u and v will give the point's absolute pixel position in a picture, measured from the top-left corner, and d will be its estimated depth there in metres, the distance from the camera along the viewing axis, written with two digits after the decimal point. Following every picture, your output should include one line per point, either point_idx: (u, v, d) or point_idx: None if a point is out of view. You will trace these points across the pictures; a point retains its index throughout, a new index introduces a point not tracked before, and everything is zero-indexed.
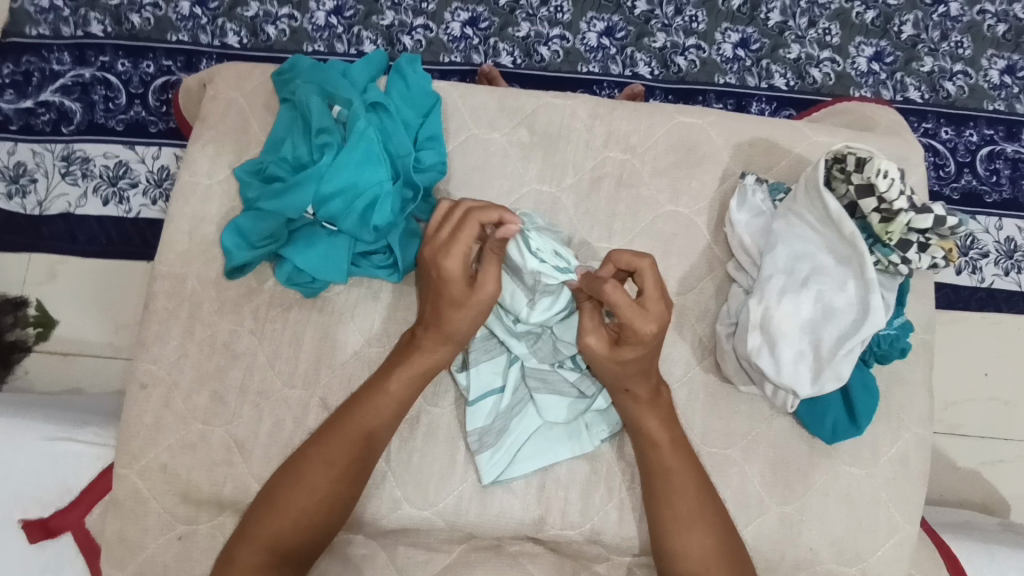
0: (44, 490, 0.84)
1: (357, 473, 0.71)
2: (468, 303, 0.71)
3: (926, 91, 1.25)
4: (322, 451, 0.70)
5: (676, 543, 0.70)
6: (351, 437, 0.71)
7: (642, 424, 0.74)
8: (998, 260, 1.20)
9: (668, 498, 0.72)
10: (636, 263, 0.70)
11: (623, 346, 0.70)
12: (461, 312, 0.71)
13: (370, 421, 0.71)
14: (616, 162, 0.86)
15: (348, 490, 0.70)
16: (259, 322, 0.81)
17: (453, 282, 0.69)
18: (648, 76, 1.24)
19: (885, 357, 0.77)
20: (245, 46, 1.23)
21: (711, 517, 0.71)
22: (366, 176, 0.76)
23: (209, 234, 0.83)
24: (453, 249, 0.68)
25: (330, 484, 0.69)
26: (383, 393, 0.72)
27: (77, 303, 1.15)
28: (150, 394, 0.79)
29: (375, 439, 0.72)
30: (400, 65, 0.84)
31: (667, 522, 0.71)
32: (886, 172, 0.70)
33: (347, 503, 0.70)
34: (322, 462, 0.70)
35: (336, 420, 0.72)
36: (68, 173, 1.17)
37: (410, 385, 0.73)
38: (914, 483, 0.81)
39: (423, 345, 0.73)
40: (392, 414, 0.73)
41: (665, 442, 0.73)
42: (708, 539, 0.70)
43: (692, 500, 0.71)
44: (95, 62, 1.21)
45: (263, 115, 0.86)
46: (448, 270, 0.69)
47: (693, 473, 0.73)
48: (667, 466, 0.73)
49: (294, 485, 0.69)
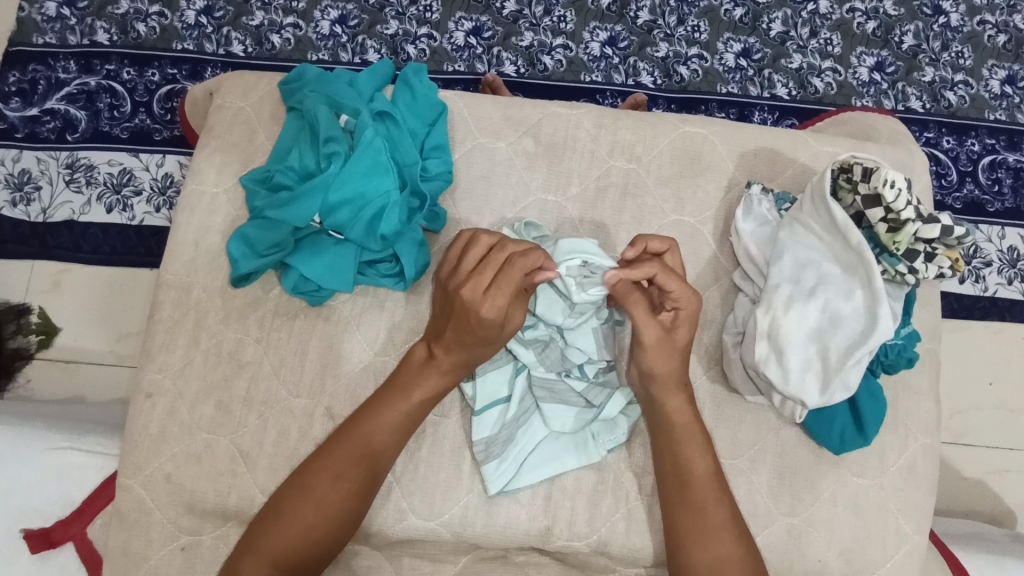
0: (47, 502, 0.83)
1: (364, 486, 0.70)
2: (499, 338, 0.71)
3: (927, 101, 1.25)
4: (331, 462, 0.70)
5: (700, 554, 0.69)
6: (362, 449, 0.70)
7: (669, 432, 0.74)
8: (1002, 269, 1.20)
9: (699, 509, 0.71)
10: (666, 244, 0.73)
11: (679, 328, 0.72)
12: (490, 345, 0.71)
13: (378, 434, 0.71)
14: (620, 171, 0.86)
15: (354, 505, 0.70)
16: (264, 331, 0.80)
17: (491, 327, 0.68)
18: (651, 85, 1.24)
19: (892, 368, 0.76)
20: (249, 54, 1.23)
21: (733, 530, 0.70)
22: (372, 186, 0.76)
23: (215, 242, 0.83)
24: (497, 292, 0.67)
25: (336, 498, 0.69)
26: (392, 408, 0.72)
27: (81, 312, 1.14)
28: (155, 403, 0.79)
29: (384, 458, 0.72)
30: (407, 74, 0.84)
31: (692, 533, 0.70)
32: (893, 183, 0.70)
33: (353, 516, 0.70)
34: (328, 472, 0.69)
35: (348, 431, 0.71)
36: (73, 181, 1.17)
37: (421, 404, 0.73)
38: (922, 493, 0.80)
39: (440, 365, 0.73)
40: (399, 426, 0.72)
41: (690, 451, 0.73)
42: (733, 551, 0.69)
43: (718, 511, 0.71)
44: (101, 70, 1.21)
45: (269, 125, 0.86)
46: (487, 318, 0.67)
47: (718, 485, 0.72)
48: (696, 476, 0.72)
49: (302, 497, 0.68)
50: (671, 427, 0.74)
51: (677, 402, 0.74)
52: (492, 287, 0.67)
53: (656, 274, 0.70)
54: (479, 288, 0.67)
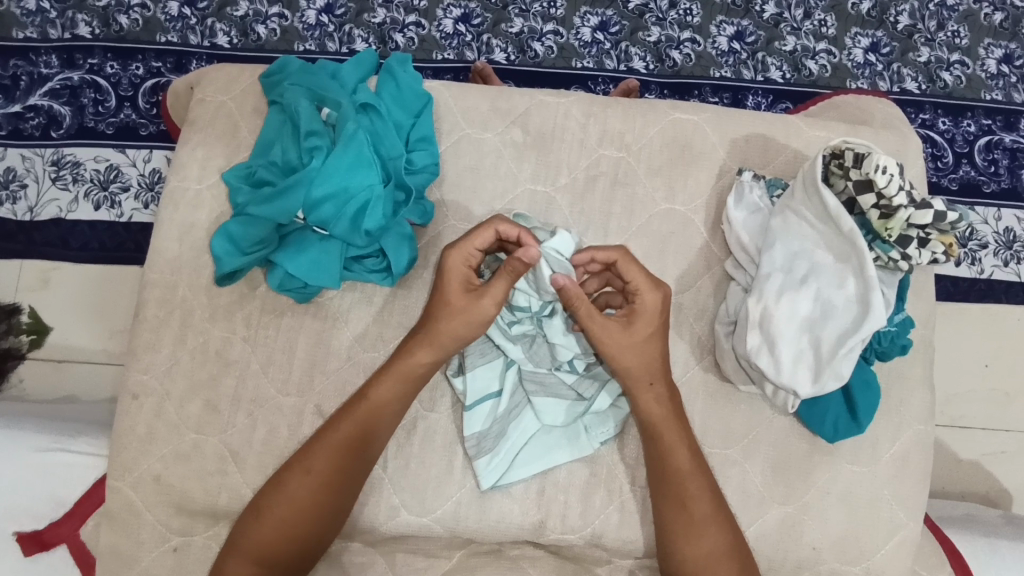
0: (38, 504, 0.83)
1: (333, 481, 0.69)
2: (456, 306, 0.70)
3: (923, 82, 1.24)
4: (305, 460, 0.69)
5: (685, 548, 0.70)
6: (334, 448, 0.69)
7: (657, 431, 0.73)
8: (997, 251, 1.19)
9: (681, 505, 0.71)
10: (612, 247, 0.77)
11: (638, 321, 0.71)
12: (446, 312, 0.71)
13: (349, 428, 0.70)
14: (611, 160, 0.85)
15: (330, 503, 0.69)
16: (251, 329, 0.79)
17: (452, 279, 0.71)
18: (643, 70, 1.22)
19: (886, 355, 0.76)
20: (234, 46, 1.21)
21: (717, 521, 0.71)
22: (356, 180, 0.75)
23: (200, 239, 0.81)
24: (462, 244, 0.71)
25: (312, 496, 0.68)
26: (358, 406, 0.71)
27: (70, 312, 1.13)
28: (143, 404, 0.78)
29: (354, 459, 0.70)
30: (390, 65, 0.83)
31: (679, 527, 0.70)
32: (885, 168, 0.68)
33: (327, 514, 0.69)
34: (302, 470, 0.69)
35: (321, 432, 0.71)
36: (58, 178, 1.16)
37: (386, 394, 0.71)
38: (915, 480, 0.80)
39: (405, 350, 0.73)
40: (368, 418, 0.71)
41: (679, 446, 0.72)
42: (719, 543, 0.70)
43: (702, 505, 0.71)
44: (83, 64, 1.19)
45: (252, 119, 0.85)
46: (448, 263, 0.71)
47: (703, 479, 0.72)
48: (686, 471, 0.72)
49: (277, 496, 0.68)
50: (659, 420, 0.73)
51: (660, 396, 0.73)
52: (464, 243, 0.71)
53: (622, 259, 0.72)
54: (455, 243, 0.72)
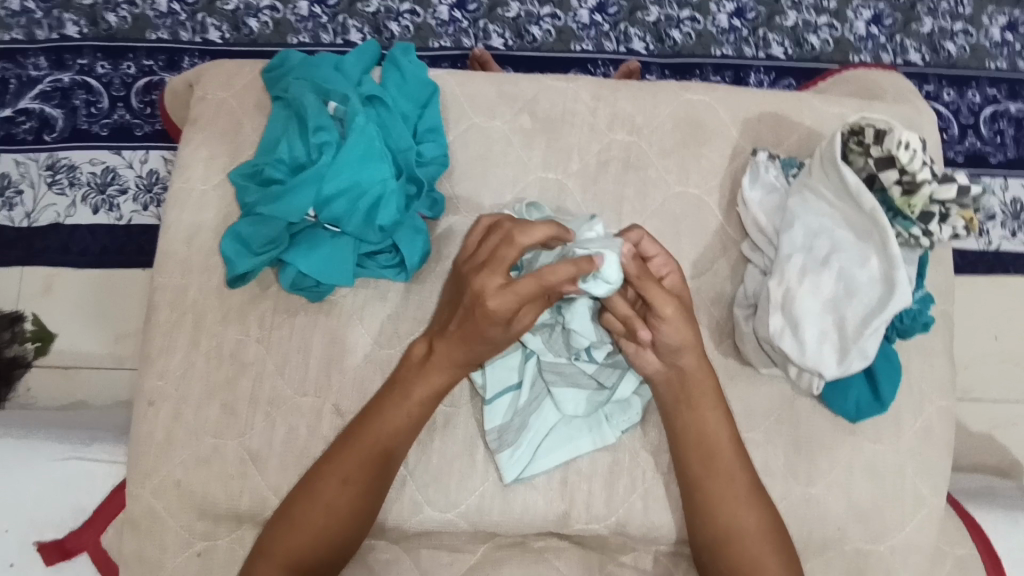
0: (57, 512, 0.82)
1: (371, 486, 0.69)
2: (501, 339, 0.68)
3: (927, 53, 1.22)
4: (338, 464, 0.69)
5: (720, 526, 0.70)
6: (371, 450, 0.69)
7: (689, 412, 0.72)
8: (1006, 222, 1.18)
9: (717, 486, 0.71)
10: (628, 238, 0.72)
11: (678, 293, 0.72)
12: (490, 344, 0.69)
13: (387, 434, 0.70)
14: (621, 145, 0.84)
15: (366, 504, 0.69)
16: (265, 330, 0.78)
17: (495, 323, 0.66)
18: (643, 51, 1.20)
19: (908, 332, 0.75)
20: (226, 40, 1.19)
21: (752, 498, 0.70)
22: (367, 175, 0.74)
23: (208, 241, 0.80)
24: (508, 293, 0.64)
25: (346, 497, 0.68)
26: (387, 408, 0.70)
27: (76, 318, 1.12)
28: (159, 410, 0.77)
29: (388, 460, 0.70)
30: (394, 54, 0.81)
31: (716, 506, 0.70)
32: (907, 144, 0.68)
33: (363, 513, 0.69)
34: (336, 476, 0.68)
35: (352, 434, 0.70)
36: (55, 182, 1.14)
37: (425, 404, 0.71)
38: (938, 456, 0.80)
39: (439, 368, 0.71)
40: (408, 424, 0.71)
41: (710, 428, 0.72)
42: (758, 522, 0.70)
43: (736, 482, 0.71)
44: (73, 65, 1.17)
45: (253, 115, 0.83)
46: (495, 309, 0.64)
47: (739, 460, 0.71)
48: (717, 449, 0.71)
49: (311, 499, 0.68)
50: (687, 401, 0.72)
51: (695, 378, 0.72)
52: (508, 286, 0.64)
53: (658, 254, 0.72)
54: (493, 277, 0.65)
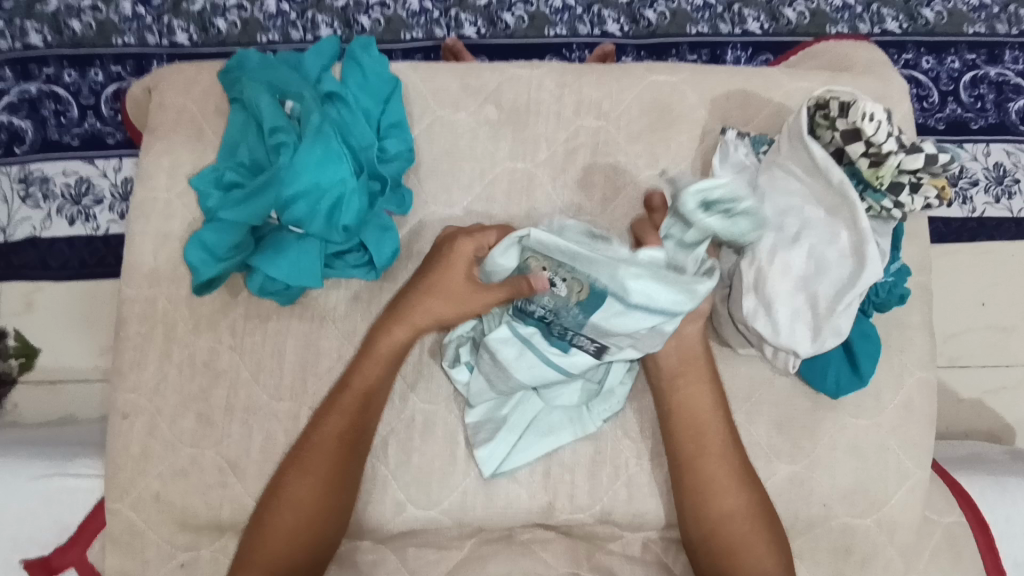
0: (42, 529, 0.82)
1: (333, 477, 0.69)
2: (444, 291, 0.73)
3: (904, 21, 1.20)
4: (299, 460, 0.69)
5: (714, 509, 0.70)
6: (327, 438, 0.69)
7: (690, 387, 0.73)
8: (988, 188, 1.17)
9: (713, 462, 0.71)
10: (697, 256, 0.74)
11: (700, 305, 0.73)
12: (435, 299, 0.73)
13: (342, 421, 0.70)
14: (590, 131, 0.82)
15: (334, 498, 0.68)
16: (237, 337, 0.77)
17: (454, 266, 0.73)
18: (618, 33, 1.18)
19: (884, 306, 0.75)
20: (194, 43, 1.16)
21: (746, 481, 0.71)
22: (326, 175, 0.72)
23: (175, 249, 0.79)
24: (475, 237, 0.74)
25: (310, 493, 0.68)
26: (349, 393, 0.71)
27: (56, 333, 1.11)
28: (134, 423, 0.76)
29: (354, 448, 0.70)
30: (352, 49, 0.79)
31: (709, 488, 0.70)
32: (872, 115, 0.67)
33: (329, 509, 0.68)
34: (297, 470, 0.69)
35: (312, 427, 0.71)
36: (28, 196, 1.12)
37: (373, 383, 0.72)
38: (920, 427, 0.80)
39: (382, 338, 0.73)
40: (357, 408, 0.71)
41: (708, 407, 0.72)
42: (747, 503, 0.70)
43: (732, 464, 0.71)
44: (39, 75, 1.14)
45: (215, 119, 0.81)
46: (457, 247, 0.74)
47: (733, 441, 0.72)
48: (712, 428, 0.72)
49: (278, 501, 0.68)
50: (688, 379, 0.73)
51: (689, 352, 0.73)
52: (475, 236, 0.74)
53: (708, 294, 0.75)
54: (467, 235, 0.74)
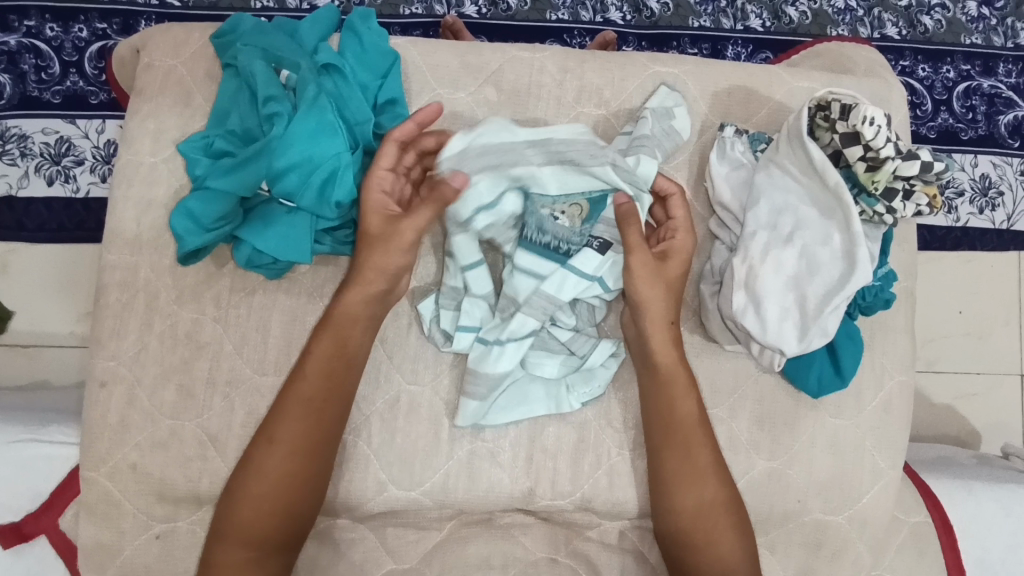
0: (13, 496, 0.80)
1: (301, 446, 0.68)
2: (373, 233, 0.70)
3: (903, 27, 1.21)
4: (267, 429, 0.68)
5: (686, 500, 0.71)
6: (294, 407, 0.68)
7: (664, 376, 0.73)
8: (974, 199, 1.19)
9: (685, 453, 0.72)
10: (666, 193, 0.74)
11: (672, 261, 0.73)
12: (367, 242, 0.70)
13: (308, 390, 0.69)
14: (589, 118, 0.82)
15: (305, 468, 0.68)
16: (221, 309, 0.76)
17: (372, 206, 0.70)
18: (620, 21, 1.17)
19: (869, 309, 0.76)
20: (185, 3, 1.12)
21: (717, 472, 0.72)
22: (320, 148, 0.71)
23: (159, 216, 0.77)
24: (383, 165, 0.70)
25: (280, 462, 0.67)
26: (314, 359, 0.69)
27: (33, 296, 1.08)
28: (111, 392, 0.74)
29: (324, 416, 0.69)
30: (352, 20, 0.77)
31: (681, 479, 0.71)
32: (872, 120, 0.67)
33: (301, 477, 0.68)
34: (264, 440, 0.68)
35: (280, 397, 0.69)
36: (5, 153, 1.08)
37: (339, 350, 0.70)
38: (895, 429, 0.82)
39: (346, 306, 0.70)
40: (321, 375, 0.69)
41: (681, 398, 0.73)
42: (717, 494, 0.71)
43: (705, 455, 0.72)
44: (20, 27, 1.10)
45: (206, 83, 0.79)
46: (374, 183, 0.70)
47: (705, 433, 0.73)
48: (684, 418, 0.73)
49: (247, 471, 0.67)
50: (659, 368, 0.73)
51: (659, 339, 0.73)
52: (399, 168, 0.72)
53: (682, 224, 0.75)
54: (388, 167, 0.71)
